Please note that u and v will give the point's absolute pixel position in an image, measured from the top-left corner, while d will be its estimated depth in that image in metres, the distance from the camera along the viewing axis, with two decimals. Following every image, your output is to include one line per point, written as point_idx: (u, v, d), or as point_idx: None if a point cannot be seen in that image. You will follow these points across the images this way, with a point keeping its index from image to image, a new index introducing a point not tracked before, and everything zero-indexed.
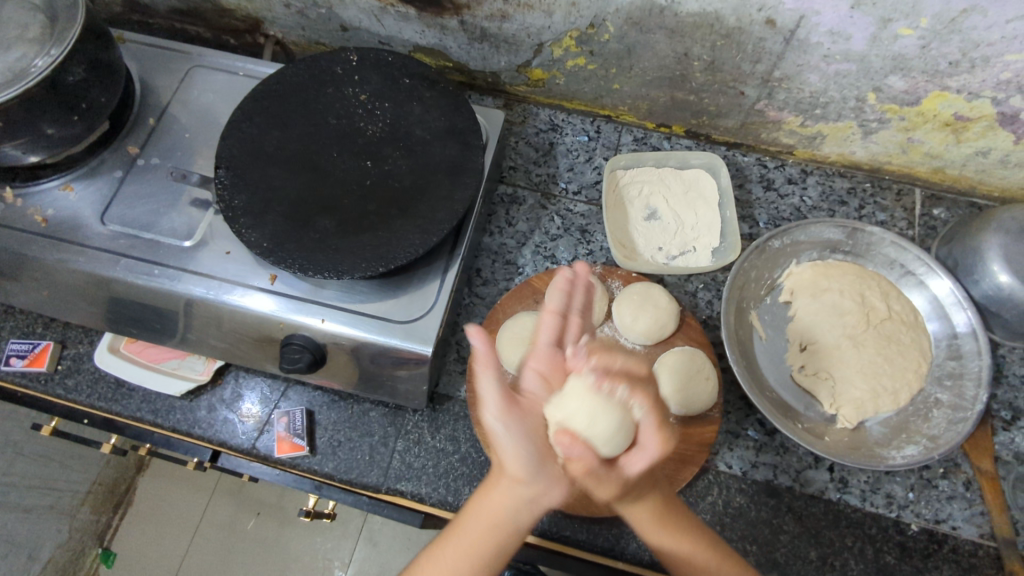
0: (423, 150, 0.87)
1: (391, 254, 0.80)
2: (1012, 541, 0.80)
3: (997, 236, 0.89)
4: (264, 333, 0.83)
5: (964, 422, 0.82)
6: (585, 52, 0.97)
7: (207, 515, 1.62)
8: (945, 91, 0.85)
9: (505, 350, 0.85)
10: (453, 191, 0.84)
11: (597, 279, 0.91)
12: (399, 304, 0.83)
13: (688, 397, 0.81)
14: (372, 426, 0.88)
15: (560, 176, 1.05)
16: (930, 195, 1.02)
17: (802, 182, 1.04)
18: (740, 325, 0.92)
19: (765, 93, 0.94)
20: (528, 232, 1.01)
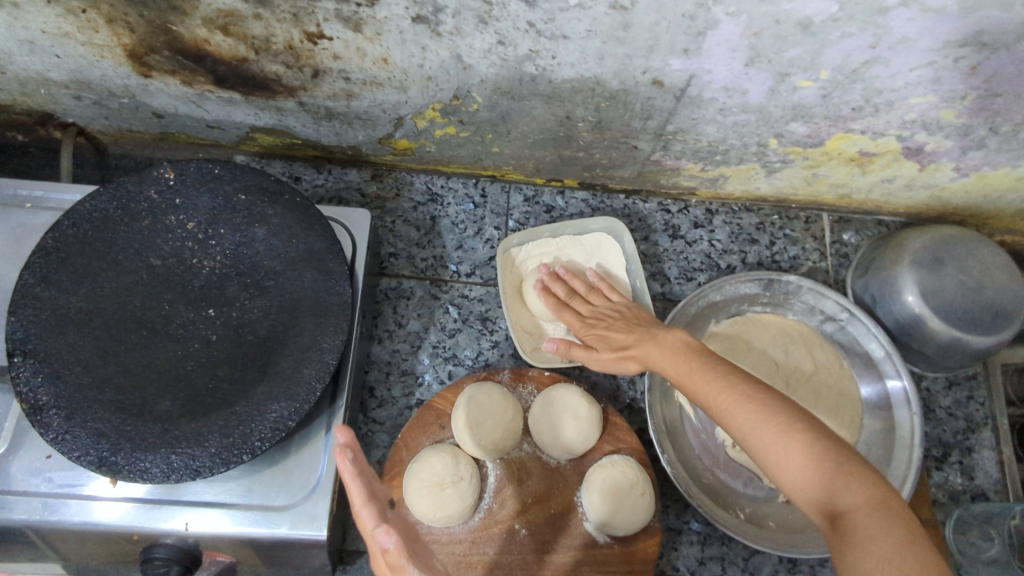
0: (275, 283, 0.72)
1: (256, 433, 0.65)
2: None
3: (911, 270, 0.86)
4: (116, 543, 0.69)
5: (904, 478, 0.79)
6: (453, 121, 0.83)
7: None
8: (849, 132, 0.77)
9: (415, 502, 0.74)
10: (319, 337, 0.69)
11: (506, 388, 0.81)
12: (279, 480, 0.69)
13: (626, 517, 0.74)
14: None
15: (449, 256, 0.93)
16: (838, 219, 0.98)
17: (709, 224, 0.96)
18: (667, 410, 0.85)
19: (660, 146, 0.84)
20: (421, 331, 0.89)
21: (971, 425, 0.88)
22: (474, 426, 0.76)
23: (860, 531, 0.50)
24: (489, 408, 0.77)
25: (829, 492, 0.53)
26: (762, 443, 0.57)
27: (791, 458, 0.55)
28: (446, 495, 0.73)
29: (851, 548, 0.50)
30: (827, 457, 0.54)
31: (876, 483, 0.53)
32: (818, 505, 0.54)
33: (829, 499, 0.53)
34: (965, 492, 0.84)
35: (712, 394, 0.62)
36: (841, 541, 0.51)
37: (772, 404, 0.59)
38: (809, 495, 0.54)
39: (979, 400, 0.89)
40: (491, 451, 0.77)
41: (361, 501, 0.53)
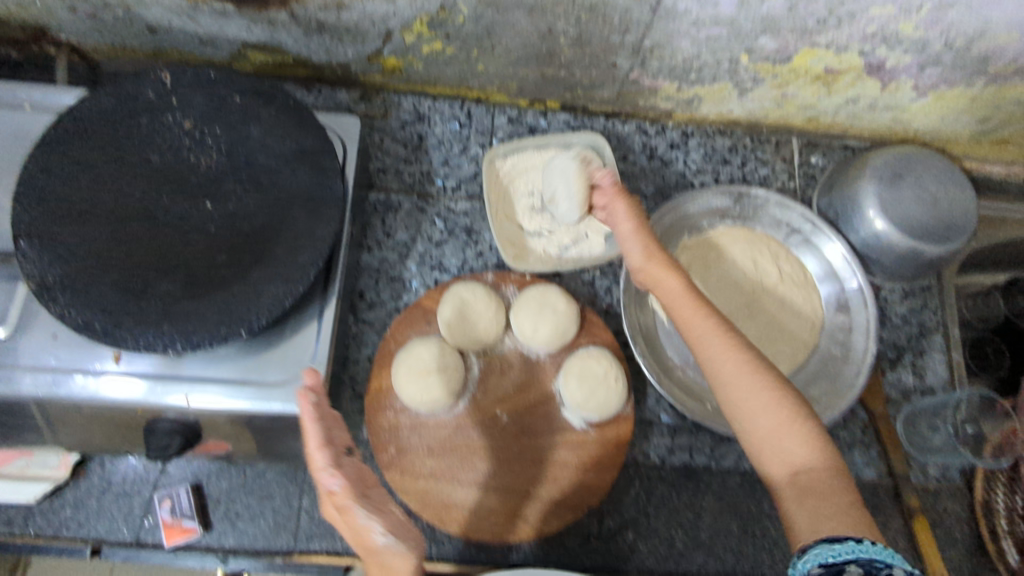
0: (272, 179, 0.76)
1: (253, 311, 0.70)
2: (908, 477, 0.87)
3: (872, 183, 0.91)
4: (120, 419, 0.74)
5: (858, 371, 0.85)
6: (439, 36, 0.86)
7: None
8: (814, 48, 0.82)
9: (405, 388, 0.79)
10: (313, 227, 0.74)
11: (489, 288, 0.86)
12: (274, 361, 0.74)
13: (599, 400, 0.79)
14: (271, 487, 0.83)
15: (436, 172, 0.97)
16: (807, 143, 1.03)
17: (684, 146, 1.01)
18: (642, 314, 0.90)
19: (637, 63, 0.88)
20: (409, 241, 0.94)
21: (924, 331, 0.95)
22: (459, 319, 0.82)
23: (807, 488, 0.58)
24: (473, 303, 0.83)
25: (794, 455, 0.60)
26: (762, 428, 0.61)
27: (788, 433, 0.60)
28: (432, 380, 0.79)
29: (808, 501, 0.57)
30: (806, 428, 0.61)
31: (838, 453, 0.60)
32: (786, 463, 0.60)
33: (797, 453, 0.60)
34: (916, 390, 0.92)
35: (706, 345, 0.65)
36: (798, 498, 0.58)
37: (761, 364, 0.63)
38: (784, 454, 0.60)
39: (932, 309, 0.96)
40: (474, 342, 0.83)
41: (317, 443, 0.60)
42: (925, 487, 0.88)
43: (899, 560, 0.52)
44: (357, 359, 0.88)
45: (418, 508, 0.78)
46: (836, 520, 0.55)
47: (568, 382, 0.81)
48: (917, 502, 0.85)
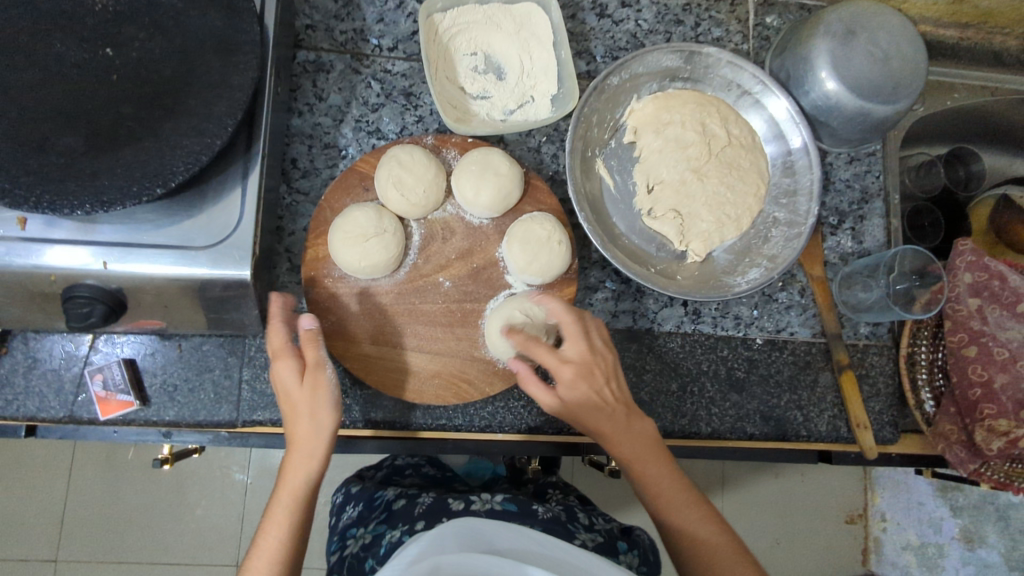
0: (179, 23, 0.68)
1: (169, 168, 0.65)
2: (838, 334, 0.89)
3: (826, 41, 0.87)
4: (35, 289, 0.68)
5: (800, 235, 0.86)
6: None
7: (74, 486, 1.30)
8: None
9: (341, 253, 0.76)
10: (228, 76, 0.68)
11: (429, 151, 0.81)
12: (199, 223, 0.69)
13: (542, 265, 0.78)
14: (210, 359, 0.80)
15: (369, 30, 0.89)
16: (762, 2, 0.98)
17: (636, 4, 0.95)
18: (587, 179, 0.88)
19: None
20: (343, 105, 0.87)
21: (866, 196, 0.96)
22: (396, 182, 0.77)
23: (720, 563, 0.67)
24: (412, 166, 0.78)
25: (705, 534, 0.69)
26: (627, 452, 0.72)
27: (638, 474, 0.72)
28: (370, 245, 0.75)
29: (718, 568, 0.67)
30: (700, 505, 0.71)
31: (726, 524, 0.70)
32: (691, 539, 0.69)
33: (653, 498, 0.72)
34: (852, 254, 0.94)
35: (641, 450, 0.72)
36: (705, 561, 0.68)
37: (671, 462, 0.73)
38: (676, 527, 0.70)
39: (876, 174, 0.96)
40: (414, 209, 0.79)
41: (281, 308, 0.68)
42: (855, 343, 0.92)
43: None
44: (292, 230, 0.84)
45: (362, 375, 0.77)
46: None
47: (511, 248, 0.79)
48: (846, 357, 0.88)
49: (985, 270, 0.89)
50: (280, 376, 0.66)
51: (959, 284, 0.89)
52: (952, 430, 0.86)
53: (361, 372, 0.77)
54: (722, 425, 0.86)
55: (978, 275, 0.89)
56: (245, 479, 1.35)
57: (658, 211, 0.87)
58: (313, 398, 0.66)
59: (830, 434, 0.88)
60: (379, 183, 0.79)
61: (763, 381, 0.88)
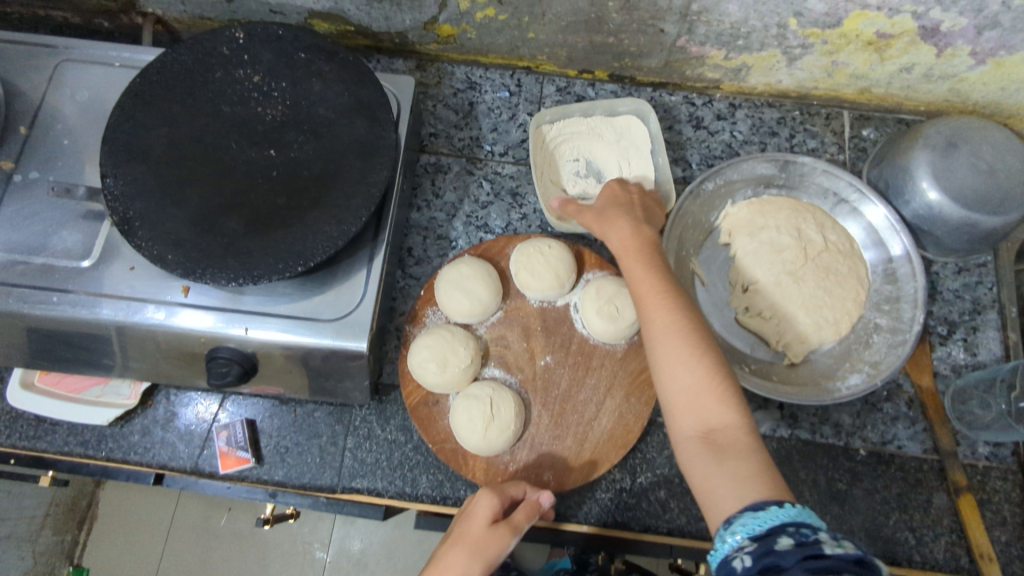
0: (330, 130, 0.80)
1: (310, 250, 0.74)
2: (954, 452, 0.83)
3: (925, 153, 0.89)
4: (185, 349, 0.78)
5: (901, 345, 0.84)
6: (493, 2, 0.89)
7: (171, 541, 1.37)
8: (865, 10, 0.81)
9: (474, 436, 0.76)
10: (366, 174, 0.78)
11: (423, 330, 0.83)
12: (327, 299, 0.78)
13: (566, 272, 0.84)
14: (319, 426, 0.86)
15: (484, 138, 1.00)
16: (858, 116, 1.02)
17: (731, 117, 1.01)
18: (681, 275, 0.90)
19: (685, 29, 0.90)
20: (456, 202, 0.97)
21: (977, 307, 0.92)
22: (439, 363, 0.79)
23: (724, 446, 0.62)
24: (435, 346, 0.80)
25: (714, 415, 0.63)
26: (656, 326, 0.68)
27: (667, 342, 0.66)
28: (496, 408, 0.77)
29: (718, 451, 0.62)
30: (717, 387, 0.64)
31: (747, 410, 0.63)
32: (700, 420, 0.64)
33: (678, 380, 0.65)
34: (967, 367, 0.89)
35: (651, 306, 0.69)
36: (711, 452, 0.62)
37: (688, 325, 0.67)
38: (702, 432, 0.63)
39: (987, 285, 0.93)
40: (469, 371, 0.80)
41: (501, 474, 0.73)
42: (973, 464, 0.84)
43: (812, 517, 0.55)
44: (402, 311, 0.91)
45: (484, 480, 0.78)
46: (716, 477, 0.61)
47: (537, 289, 0.83)
48: (964, 478, 0.82)
49: None
50: (480, 507, 0.70)
51: None
52: None
53: (464, 467, 0.78)
54: None
55: None
56: (325, 557, 1.37)
57: (753, 310, 0.88)
58: (482, 538, 0.68)
59: (948, 562, 0.80)
60: (418, 372, 0.80)
61: (868, 496, 0.82)
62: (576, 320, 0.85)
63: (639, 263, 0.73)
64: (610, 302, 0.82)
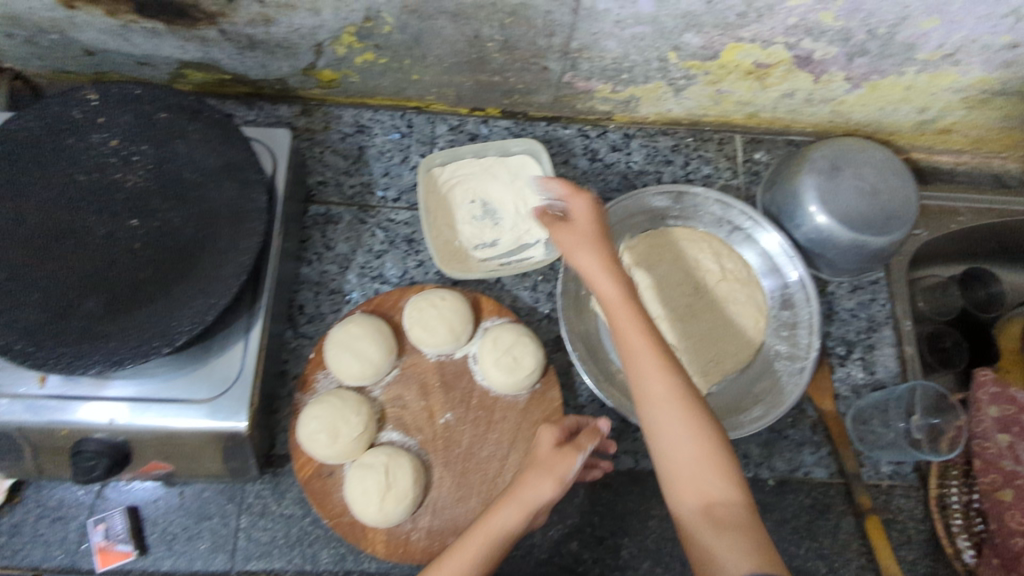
0: (196, 194, 0.75)
1: (175, 327, 0.68)
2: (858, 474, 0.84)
3: (811, 176, 0.89)
4: (48, 444, 0.71)
5: (800, 372, 0.85)
6: (369, 46, 0.86)
7: None
8: (739, 42, 0.81)
9: (371, 508, 0.73)
10: (236, 239, 0.73)
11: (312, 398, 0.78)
12: (202, 376, 0.73)
13: (464, 322, 0.82)
14: (209, 507, 0.81)
15: (376, 184, 0.97)
16: (749, 140, 1.03)
17: (626, 148, 1.01)
18: (580, 316, 0.89)
19: (568, 65, 0.88)
20: (349, 253, 0.93)
21: (873, 325, 0.94)
22: (330, 432, 0.75)
23: (728, 521, 0.58)
24: (326, 414, 0.76)
25: (715, 488, 0.60)
26: (653, 390, 0.63)
27: (665, 410, 0.63)
28: (394, 476, 0.74)
29: (721, 529, 0.58)
30: (715, 458, 0.61)
31: (745, 482, 0.61)
32: (700, 493, 0.60)
33: (679, 448, 0.62)
34: (866, 386, 0.90)
35: (644, 365, 0.64)
36: (713, 530, 0.58)
37: (688, 392, 0.64)
38: (704, 502, 0.60)
39: (881, 301, 0.95)
40: (363, 437, 0.76)
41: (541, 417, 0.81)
42: (877, 484, 0.85)
43: None
44: (295, 374, 0.86)
45: (384, 553, 0.75)
46: (717, 551, 0.57)
47: (433, 343, 0.80)
48: (869, 500, 0.82)
49: (1013, 402, 0.84)
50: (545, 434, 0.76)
51: (985, 418, 0.85)
52: None
53: (362, 540, 0.75)
54: None
55: (1004, 407, 0.85)
56: None
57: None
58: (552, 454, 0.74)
59: None
60: (308, 442, 0.75)
61: (779, 526, 0.83)
62: (476, 371, 0.82)
63: (632, 314, 0.67)
64: (509, 350, 0.80)
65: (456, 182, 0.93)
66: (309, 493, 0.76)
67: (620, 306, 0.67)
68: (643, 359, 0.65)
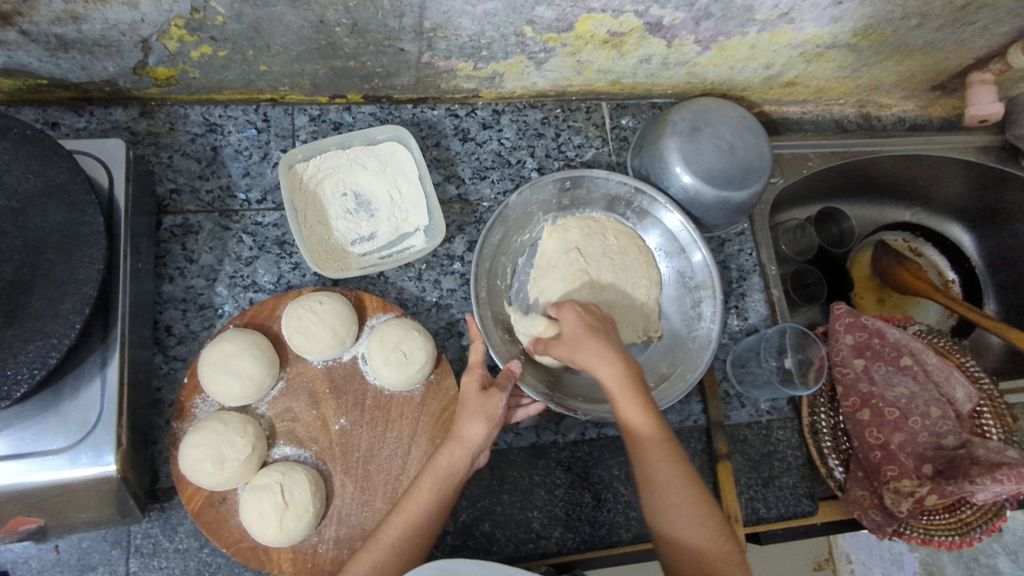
0: (17, 224, 0.66)
1: (12, 377, 0.61)
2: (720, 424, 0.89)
3: (674, 140, 0.92)
4: None
5: (703, 350, 0.90)
6: (204, 39, 0.79)
7: None
8: (591, 12, 0.82)
9: (272, 530, 0.70)
10: (74, 270, 0.66)
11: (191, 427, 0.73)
12: (55, 424, 0.66)
13: (344, 327, 0.78)
14: (92, 557, 0.74)
15: (236, 185, 0.90)
16: (615, 106, 1.05)
17: (497, 124, 1.00)
18: (495, 301, 0.89)
19: (425, 46, 0.85)
20: (215, 263, 0.87)
21: (742, 274, 1.00)
22: (214, 460, 0.70)
23: None
24: (211, 442, 0.71)
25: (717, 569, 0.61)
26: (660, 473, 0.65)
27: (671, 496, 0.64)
28: (292, 496, 0.71)
29: None
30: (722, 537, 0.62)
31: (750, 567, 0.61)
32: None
33: (683, 532, 0.63)
34: (740, 331, 0.97)
35: (649, 451, 0.65)
36: None
37: (688, 476, 0.65)
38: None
39: (748, 251, 1.01)
40: (252, 459, 0.73)
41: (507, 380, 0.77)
42: (757, 421, 0.93)
43: None
44: (171, 401, 0.81)
45: (292, 571, 0.72)
46: None
47: (315, 351, 0.77)
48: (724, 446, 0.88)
49: (864, 329, 0.96)
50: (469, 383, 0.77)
51: (843, 347, 0.96)
52: (864, 495, 0.88)
53: (266, 563, 0.72)
54: (641, 528, 0.85)
55: (858, 335, 0.96)
56: None
57: None
58: (470, 408, 0.74)
59: (751, 515, 0.87)
60: (192, 473, 0.71)
61: None
62: (367, 372, 0.80)
63: (629, 402, 0.67)
64: (394, 345, 0.78)
65: (327, 183, 0.88)
66: (204, 525, 0.72)
67: (623, 393, 0.67)
68: (643, 441, 0.66)
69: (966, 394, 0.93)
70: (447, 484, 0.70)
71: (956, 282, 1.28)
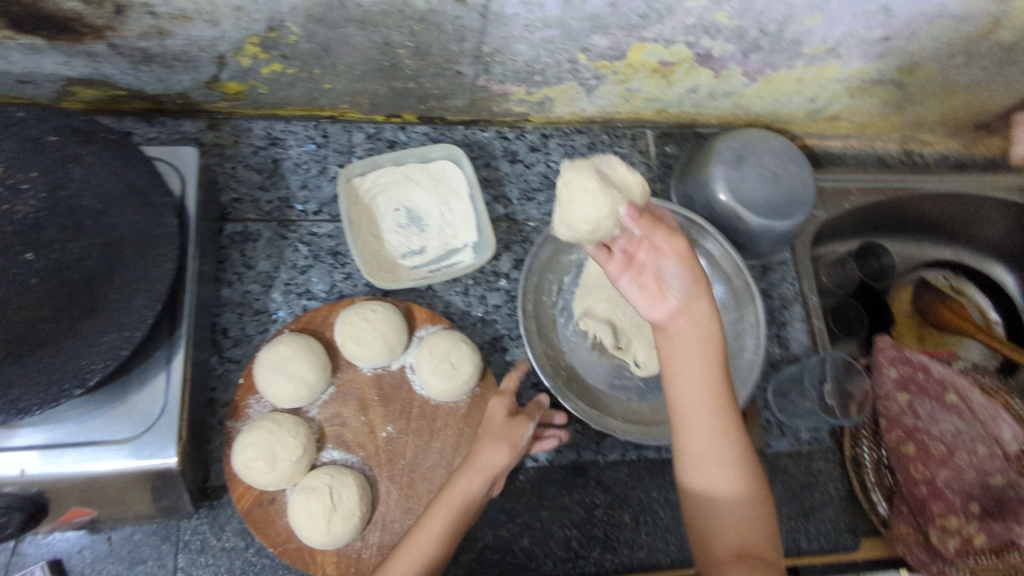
0: (97, 222, 0.70)
1: (87, 365, 0.63)
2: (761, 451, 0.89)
3: (719, 168, 0.94)
4: None
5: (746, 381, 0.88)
6: (275, 57, 0.83)
7: None
8: (644, 42, 0.85)
9: (320, 532, 0.71)
10: (147, 267, 0.69)
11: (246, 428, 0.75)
12: (122, 414, 0.69)
13: (393, 339, 0.80)
14: (142, 550, 0.76)
15: (295, 197, 0.94)
16: (660, 134, 1.07)
17: (545, 148, 1.03)
18: (540, 319, 0.90)
19: (481, 70, 0.89)
20: (272, 271, 0.90)
21: (784, 303, 1.01)
22: (268, 459, 0.72)
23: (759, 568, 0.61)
24: (265, 442, 0.73)
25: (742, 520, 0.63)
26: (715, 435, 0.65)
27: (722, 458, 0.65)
28: (341, 500, 0.72)
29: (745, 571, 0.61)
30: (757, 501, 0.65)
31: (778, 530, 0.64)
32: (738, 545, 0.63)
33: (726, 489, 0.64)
34: (781, 360, 0.97)
35: (700, 418, 0.65)
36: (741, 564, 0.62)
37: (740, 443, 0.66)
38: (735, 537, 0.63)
39: (790, 280, 1.02)
40: (302, 461, 0.74)
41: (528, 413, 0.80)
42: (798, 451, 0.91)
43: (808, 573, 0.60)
44: (224, 401, 0.83)
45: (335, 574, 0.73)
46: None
47: (366, 359, 0.79)
48: None
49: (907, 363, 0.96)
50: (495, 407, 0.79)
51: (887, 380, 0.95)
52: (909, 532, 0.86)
53: (310, 564, 0.73)
54: (680, 553, 0.84)
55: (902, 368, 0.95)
56: None
57: (642, 357, 0.90)
58: (492, 436, 0.75)
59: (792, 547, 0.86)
60: (246, 471, 0.73)
61: None
62: (415, 382, 0.82)
63: (699, 357, 0.66)
64: (442, 361, 0.80)
65: (382, 198, 0.91)
66: (252, 523, 0.73)
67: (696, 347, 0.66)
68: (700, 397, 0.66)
69: (1013, 434, 0.91)
70: (462, 510, 0.70)
71: (1000, 323, 1.25)
